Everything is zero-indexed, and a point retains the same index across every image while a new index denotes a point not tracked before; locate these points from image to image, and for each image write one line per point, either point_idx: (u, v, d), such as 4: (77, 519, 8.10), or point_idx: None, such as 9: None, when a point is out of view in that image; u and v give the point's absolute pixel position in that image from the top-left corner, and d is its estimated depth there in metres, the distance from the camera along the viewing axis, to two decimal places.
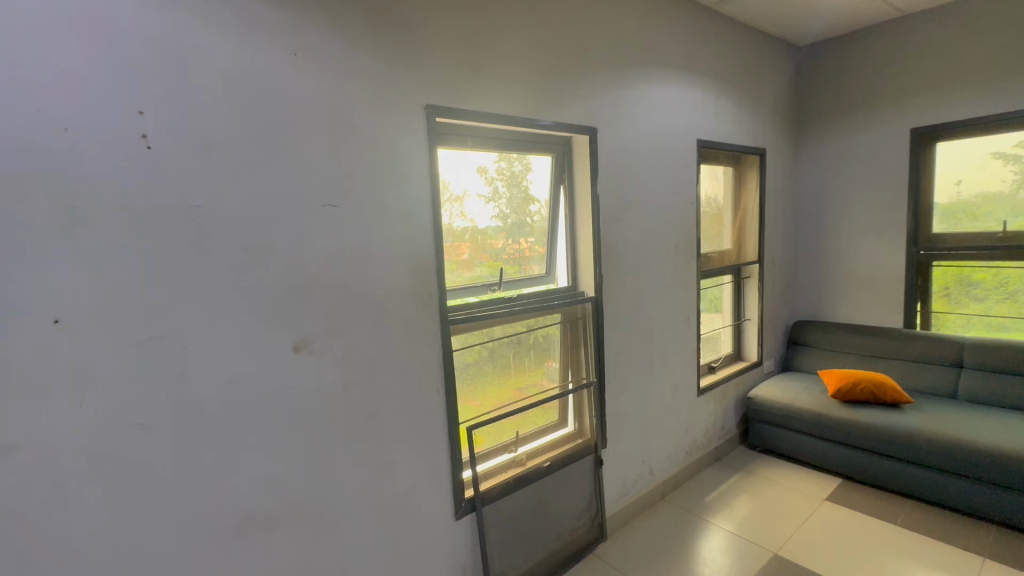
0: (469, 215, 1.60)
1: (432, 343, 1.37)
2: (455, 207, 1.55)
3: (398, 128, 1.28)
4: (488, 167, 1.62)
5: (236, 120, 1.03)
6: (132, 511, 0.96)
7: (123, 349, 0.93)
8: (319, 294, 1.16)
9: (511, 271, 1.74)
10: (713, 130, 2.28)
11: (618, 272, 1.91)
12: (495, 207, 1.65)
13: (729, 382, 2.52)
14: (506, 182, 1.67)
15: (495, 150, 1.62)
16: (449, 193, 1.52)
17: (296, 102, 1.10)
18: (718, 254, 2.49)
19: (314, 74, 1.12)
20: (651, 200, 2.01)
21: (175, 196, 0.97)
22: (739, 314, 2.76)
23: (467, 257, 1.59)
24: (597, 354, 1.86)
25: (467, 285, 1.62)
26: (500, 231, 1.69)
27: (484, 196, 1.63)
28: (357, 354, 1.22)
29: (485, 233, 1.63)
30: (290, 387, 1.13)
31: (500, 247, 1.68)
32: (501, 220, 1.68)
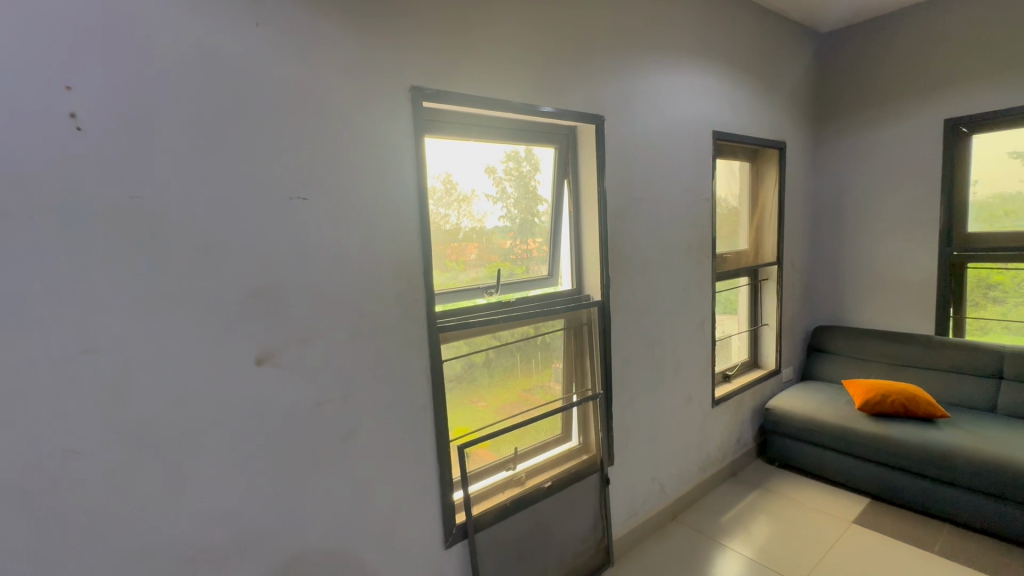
0: (478, 216, 1.50)
1: (417, 353, 1.23)
2: (463, 208, 1.45)
3: (378, 113, 1.14)
4: (495, 166, 1.51)
5: (184, 99, 0.90)
6: (60, 551, 0.83)
7: (48, 363, 0.80)
8: (286, 299, 1.02)
9: (518, 274, 1.63)
10: (729, 121, 2.12)
11: (626, 275, 1.76)
12: (503, 206, 1.55)
13: (746, 392, 2.36)
14: (510, 180, 1.55)
15: (504, 150, 1.51)
16: (458, 192, 1.43)
17: (258, 80, 0.97)
18: (734, 254, 2.33)
19: (278, 48, 0.99)
20: (662, 196, 1.85)
21: (111, 186, 0.84)
22: (755, 319, 2.60)
23: (475, 258, 1.49)
24: (603, 364, 1.71)
25: (470, 287, 1.50)
26: (501, 231, 1.56)
27: (492, 197, 1.52)
28: (331, 367, 1.09)
29: (493, 234, 1.52)
30: (252, 405, 0.99)
31: (508, 249, 1.57)
32: (508, 221, 1.57)
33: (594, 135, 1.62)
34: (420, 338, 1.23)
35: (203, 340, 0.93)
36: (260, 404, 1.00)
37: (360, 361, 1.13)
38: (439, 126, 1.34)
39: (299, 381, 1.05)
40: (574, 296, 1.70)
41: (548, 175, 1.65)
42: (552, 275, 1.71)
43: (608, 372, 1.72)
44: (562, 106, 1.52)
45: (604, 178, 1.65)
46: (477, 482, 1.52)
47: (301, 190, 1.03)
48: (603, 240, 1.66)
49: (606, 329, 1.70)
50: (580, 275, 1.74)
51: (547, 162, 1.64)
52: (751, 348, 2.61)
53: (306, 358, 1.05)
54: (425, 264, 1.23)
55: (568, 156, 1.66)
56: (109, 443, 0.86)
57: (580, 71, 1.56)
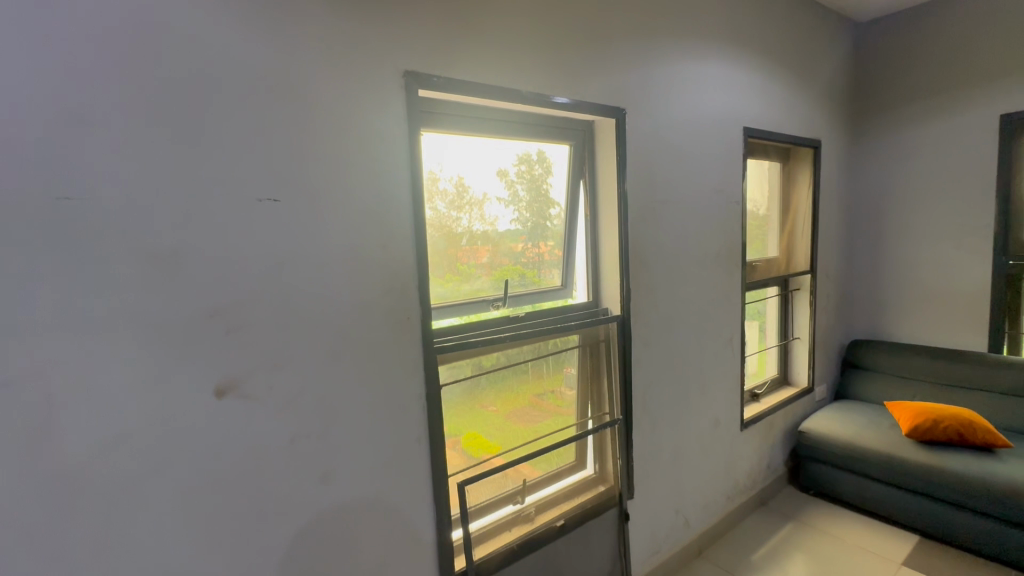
0: (490, 219, 1.34)
1: (411, 378, 1.07)
2: (476, 212, 1.30)
3: (367, 101, 0.98)
4: (508, 169, 1.36)
5: (129, 81, 0.75)
6: None
7: None
8: (254, 318, 0.87)
9: (530, 280, 1.47)
10: (761, 116, 1.94)
11: (648, 285, 1.58)
12: (515, 208, 1.39)
13: (777, 413, 2.16)
14: (525, 185, 1.40)
15: (517, 154, 1.37)
16: (469, 195, 1.28)
17: (221, 60, 0.82)
18: (765, 262, 2.14)
19: (246, 24, 0.84)
20: (689, 198, 1.67)
21: (36, 184, 0.70)
22: (785, 333, 2.40)
23: (488, 260, 1.34)
24: (623, 385, 1.54)
25: (478, 297, 1.35)
26: (512, 235, 1.40)
27: (504, 200, 1.37)
28: (309, 396, 0.93)
29: (506, 237, 1.37)
30: (213, 443, 0.84)
31: (520, 252, 1.42)
32: (519, 224, 1.41)
33: (614, 130, 1.45)
34: (415, 360, 1.07)
35: (154, 367, 0.79)
36: (222, 442, 0.85)
37: (344, 389, 0.98)
38: (436, 118, 1.18)
39: (271, 413, 0.89)
40: (590, 311, 1.54)
41: (562, 174, 1.48)
42: (566, 286, 1.55)
43: (628, 394, 1.54)
44: (580, 97, 1.36)
45: (624, 178, 1.48)
46: (477, 519, 1.35)
47: (273, 190, 0.88)
48: (623, 247, 1.49)
49: (626, 346, 1.53)
50: (597, 286, 1.57)
51: (560, 161, 1.48)
52: (781, 364, 2.41)
53: (278, 387, 0.90)
54: (421, 276, 1.07)
55: (585, 154, 1.51)
56: (37, 492, 0.72)
57: (599, 57, 1.39)
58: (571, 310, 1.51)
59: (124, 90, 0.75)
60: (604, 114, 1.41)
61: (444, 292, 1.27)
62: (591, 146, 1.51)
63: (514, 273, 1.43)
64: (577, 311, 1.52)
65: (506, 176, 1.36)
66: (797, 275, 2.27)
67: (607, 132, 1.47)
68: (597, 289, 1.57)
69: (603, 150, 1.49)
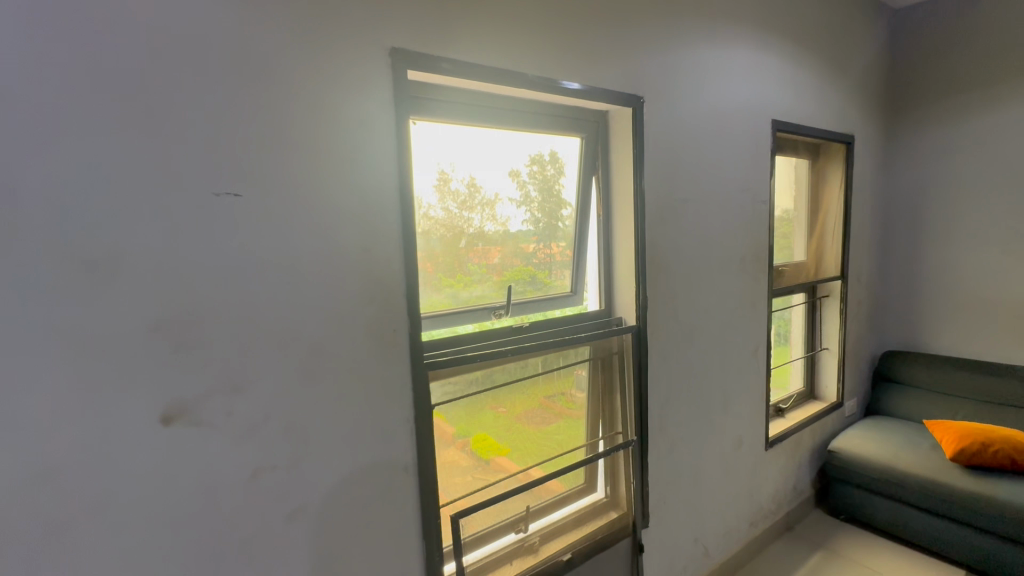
0: (502, 220, 1.25)
1: (398, 399, 0.94)
2: (486, 212, 1.21)
3: (348, 83, 0.86)
4: (519, 169, 1.26)
5: (53, 50, 0.63)
6: None
7: None
8: (210, 332, 0.75)
9: (541, 280, 1.35)
10: (791, 108, 1.78)
11: (667, 293, 1.43)
12: (526, 208, 1.28)
13: (804, 430, 2.00)
14: (536, 185, 1.29)
15: (529, 155, 1.26)
16: (480, 195, 1.20)
17: (169, 28, 0.70)
18: (792, 267, 1.97)
19: None
20: (712, 197, 1.52)
21: None
22: (813, 343, 2.23)
23: (500, 262, 1.25)
24: (638, 403, 1.39)
25: (486, 302, 1.25)
26: (524, 237, 1.30)
27: (516, 200, 1.26)
28: (277, 422, 0.81)
29: (518, 238, 1.28)
30: (160, 477, 0.72)
31: (532, 253, 1.31)
32: (532, 224, 1.30)
33: (631, 121, 1.31)
34: (402, 378, 0.95)
35: (86, 391, 0.67)
36: (171, 475, 0.73)
37: (318, 412, 0.85)
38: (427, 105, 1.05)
39: (231, 443, 0.77)
40: (602, 321, 1.40)
41: (572, 170, 1.36)
42: (576, 293, 1.41)
43: (644, 413, 1.40)
44: (592, 83, 1.22)
45: (642, 175, 1.34)
46: (473, 551, 1.21)
47: (234, 184, 0.76)
48: (639, 251, 1.35)
49: (641, 361, 1.39)
50: (610, 293, 1.44)
51: (570, 157, 1.35)
52: (807, 376, 2.24)
53: (239, 412, 0.77)
54: (409, 282, 0.94)
55: (596, 148, 1.37)
56: None
57: (614, 40, 1.25)
58: (580, 321, 1.38)
59: (47, 60, 0.63)
60: (619, 103, 1.27)
61: (454, 295, 1.17)
62: (602, 139, 1.37)
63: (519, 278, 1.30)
64: (586, 321, 1.39)
65: (523, 180, 1.27)
66: (827, 281, 2.10)
67: (621, 124, 1.34)
68: (609, 296, 1.44)
69: (617, 142, 1.36)
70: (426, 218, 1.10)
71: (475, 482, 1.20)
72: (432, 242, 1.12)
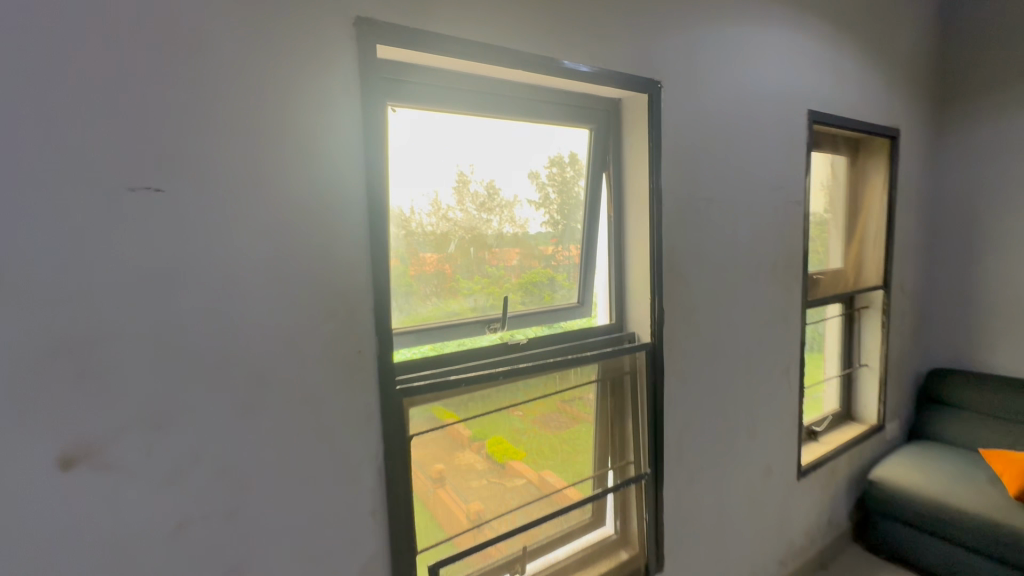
0: (521, 222, 1.14)
1: (362, 431, 0.81)
2: (505, 215, 1.11)
3: (303, 58, 0.73)
4: (538, 171, 1.15)
5: None
6: None
7: None
8: (125, 356, 0.62)
9: (560, 281, 1.23)
10: (829, 98, 1.59)
11: (687, 305, 1.27)
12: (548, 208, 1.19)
13: (841, 456, 1.80)
14: (553, 187, 1.18)
15: (549, 158, 1.16)
16: (499, 198, 1.09)
17: None
18: (829, 275, 1.77)
19: None
20: (739, 197, 1.35)
21: None
22: (851, 359, 2.02)
23: (517, 265, 1.14)
24: (653, 431, 1.22)
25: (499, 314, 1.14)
26: (546, 240, 1.19)
27: (536, 202, 1.15)
28: (208, 464, 0.68)
29: (536, 243, 1.17)
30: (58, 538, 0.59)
31: (551, 255, 1.20)
32: (552, 227, 1.19)
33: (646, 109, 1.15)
34: (366, 406, 0.81)
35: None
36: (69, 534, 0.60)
37: (261, 452, 0.72)
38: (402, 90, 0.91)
39: (150, 490, 0.64)
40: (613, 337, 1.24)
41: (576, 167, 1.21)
42: (585, 304, 1.27)
43: (659, 442, 1.23)
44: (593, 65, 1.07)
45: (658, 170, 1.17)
46: None
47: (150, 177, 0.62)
48: (656, 257, 1.18)
49: (654, 382, 1.22)
50: (621, 305, 1.28)
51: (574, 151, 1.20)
52: (844, 395, 2.03)
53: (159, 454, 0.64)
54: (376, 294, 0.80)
55: (604, 139, 1.22)
56: None
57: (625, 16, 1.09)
58: (584, 337, 1.23)
59: None
60: (634, 88, 1.11)
61: (473, 298, 1.08)
62: (608, 133, 1.22)
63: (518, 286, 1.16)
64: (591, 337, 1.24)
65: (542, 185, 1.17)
66: (868, 291, 1.89)
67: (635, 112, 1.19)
68: (619, 309, 1.28)
69: (631, 132, 1.20)
70: (445, 218, 1.02)
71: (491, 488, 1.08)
72: (449, 245, 1.03)
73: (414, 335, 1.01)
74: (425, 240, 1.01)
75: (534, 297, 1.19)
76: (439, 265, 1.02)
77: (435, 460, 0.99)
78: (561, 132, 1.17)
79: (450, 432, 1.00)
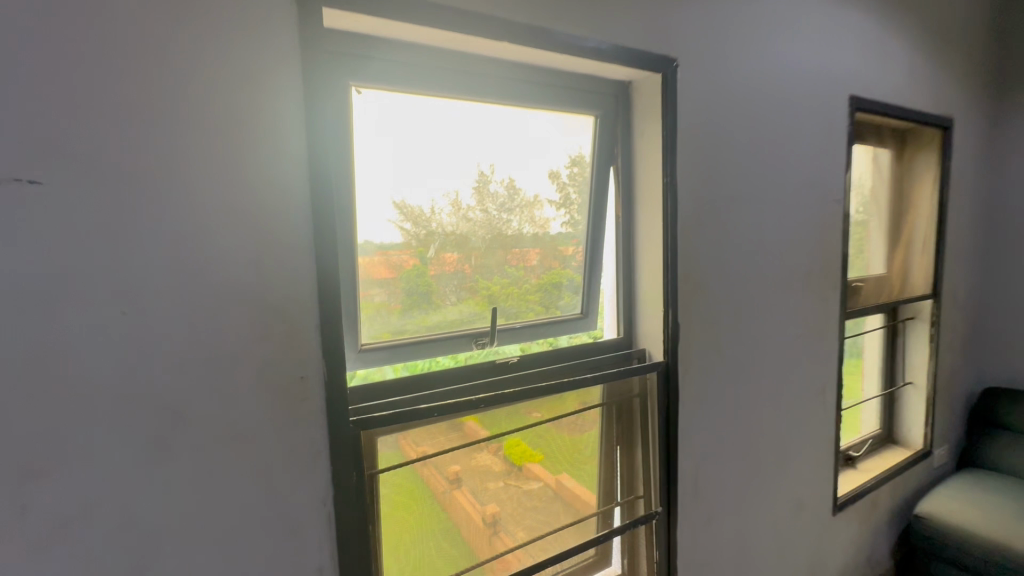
0: (545, 221, 1.05)
1: (307, 471, 0.68)
2: (528, 215, 1.02)
3: (245, 26, 0.61)
4: (559, 170, 1.05)
5: None
6: None
7: None
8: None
9: (577, 284, 1.13)
10: (872, 80, 1.40)
11: (707, 317, 1.10)
12: (572, 207, 1.08)
13: (884, 486, 1.60)
14: (573, 184, 1.07)
15: (569, 158, 1.06)
16: (522, 196, 1.01)
17: None
18: (871, 283, 1.58)
19: None
20: (768, 193, 1.17)
21: None
22: (893, 375, 1.81)
23: (537, 264, 1.05)
24: (665, 463, 1.06)
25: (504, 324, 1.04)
26: (568, 243, 1.09)
27: (555, 203, 1.06)
28: (106, 514, 0.56)
29: (558, 242, 1.07)
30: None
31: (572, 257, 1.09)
32: (573, 227, 1.09)
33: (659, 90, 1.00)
34: (309, 441, 0.68)
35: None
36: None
37: (171, 498, 0.59)
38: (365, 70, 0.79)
39: (27, 549, 0.52)
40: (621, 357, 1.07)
41: (577, 160, 1.07)
42: (590, 316, 1.13)
43: (672, 475, 1.07)
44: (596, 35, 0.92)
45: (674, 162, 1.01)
46: None
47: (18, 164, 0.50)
48: (670, 264, 1.02)
49: (665, 407, 1.06)
50: (631, 319, 1.13)
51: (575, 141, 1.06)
52: (885, 416, 1.83)
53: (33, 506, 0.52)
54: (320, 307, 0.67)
55: (609, 128, 1.07)
56: None
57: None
58: (584, 355, 1.07)
59: None
60: (646, 66, 0.96)
61: (493, 299, 1.00)
62: (615, 121, 1.07)
63: (512, 293, 1.03)
64: (593, 355, 1.08)
65: (566, 183, 1.06)
66: (916, 300, 1.68)
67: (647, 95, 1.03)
68: (629, 322, 1.12)
69: (643, 119, 1.05)
70: (465, 219, 0.95)
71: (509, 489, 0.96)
72: (467, 244, 0.96)
73: (379, 352, 0.90)
74: (445, 239, 0.94)
75: (549, 298, 1.09)
76: (459, 265, 0.95)
77: (450, 461, 0.88)
78: (563, 119, 1.03)
79: (467, 434, 0.88)
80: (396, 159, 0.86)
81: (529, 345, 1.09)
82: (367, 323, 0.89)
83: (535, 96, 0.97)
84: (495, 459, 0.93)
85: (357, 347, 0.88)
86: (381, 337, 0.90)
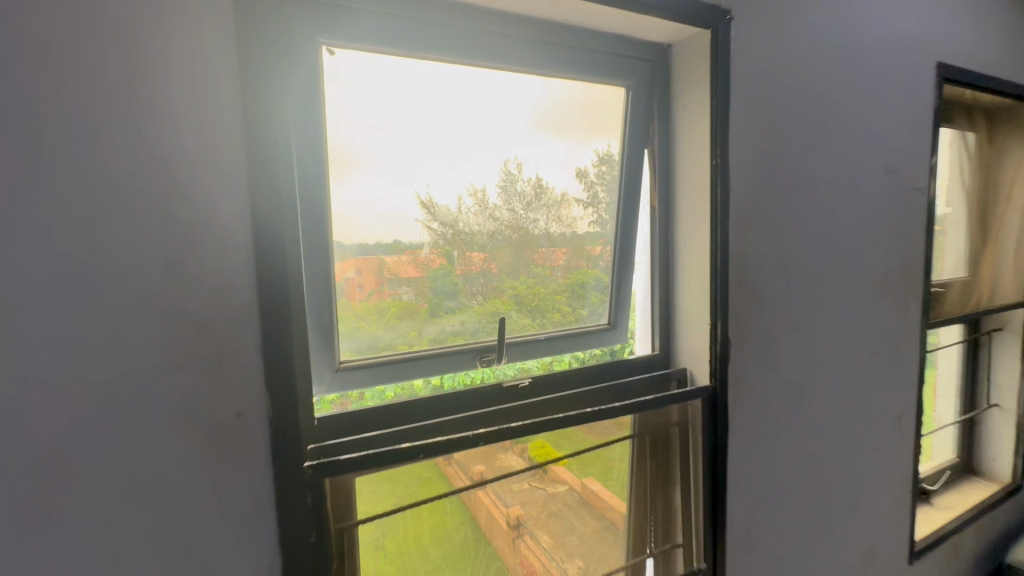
0: (575, 221, 0.91)
1: (246, 532, 0.53)
2: (556, 214, 0.89)
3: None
4: (587, 169, 0.90)
5: None
6: None
7: None
8: None
9: (608, 293, 0.96)
10: (963, 46, 1.16)
11: (764, 333, 0.90)
12: (607, 204, 0.93)
13: (967, 529, 1.36)
14: (602, 176, 0.92)
15: (600, 153, 0.90)
16: (551, 195, 0.88)
17: None
18: (955, 289, 1.33)
19: None
20: (839, 180, 0.96)
21: None
22: (975, 396, 1.55)
23: (564, 265, 0.91)
24: (711, 513, 0.87)
25: (520, 335, 0.89)
26: (599, 244, 0.94)
27: (583, 201, 0.91)
28: None
29: (584, 243, 0.92)
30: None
31: (601, 258, 0.94)
32: (602, 225, 0.94)
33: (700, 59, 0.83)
34: (247, 493, 0.53)
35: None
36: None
37: (54, 570, 0.45)
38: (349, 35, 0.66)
39: None
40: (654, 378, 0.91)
41: (602, 146, 0.90)
42: (618, 326, 0.97)
43: (720, 524, 0.88)
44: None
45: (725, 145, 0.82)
46: None
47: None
48: (720, 268, 0.83)
49: (710, 443, 0.86)
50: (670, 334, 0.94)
51: (598, 123, 0.90)
52: (964, 443, 1.58)
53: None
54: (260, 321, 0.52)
55: (641, 105, 0.89)
56: None
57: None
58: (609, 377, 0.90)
59: None
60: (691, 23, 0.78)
61: (518, 302, 0.88)
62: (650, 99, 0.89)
63: (528, 296, 0.89)
64: (621, 377, 0.91)
65: (599, 174, 0.92)
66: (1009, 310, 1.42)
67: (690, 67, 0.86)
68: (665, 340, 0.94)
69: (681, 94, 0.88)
70: (491, 217, 0.83)
71: (533, 502, 0.80)
72: (495, 245, 0.85)
73: (364, 372, 0.76)
74: (470, 238, 0.83)
75: (575, 305, 0.94)
76: (486, 263, 0.84)
77: (474, 462, 0.72)
78: (584, 96, 0.87)
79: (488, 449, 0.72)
80: (397, 142, 0.74)
81: (546, 364, 0.92)
82: (353, 337, 0.75)
83: (548, 64, 0.80)
84: (523, 464, 0.76)
85: (335, 367, 0.73)
86: (389, 350, 0.79)
